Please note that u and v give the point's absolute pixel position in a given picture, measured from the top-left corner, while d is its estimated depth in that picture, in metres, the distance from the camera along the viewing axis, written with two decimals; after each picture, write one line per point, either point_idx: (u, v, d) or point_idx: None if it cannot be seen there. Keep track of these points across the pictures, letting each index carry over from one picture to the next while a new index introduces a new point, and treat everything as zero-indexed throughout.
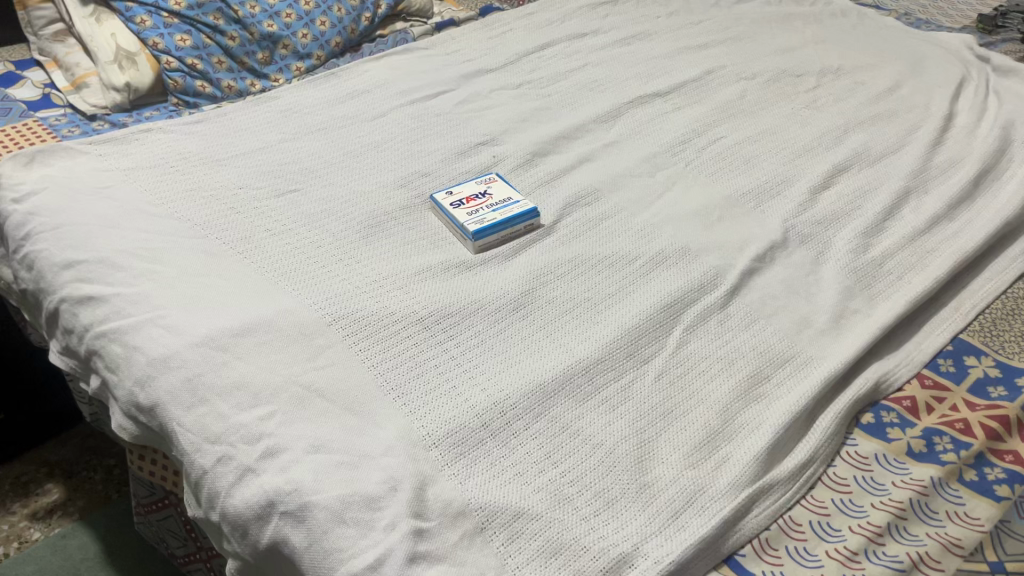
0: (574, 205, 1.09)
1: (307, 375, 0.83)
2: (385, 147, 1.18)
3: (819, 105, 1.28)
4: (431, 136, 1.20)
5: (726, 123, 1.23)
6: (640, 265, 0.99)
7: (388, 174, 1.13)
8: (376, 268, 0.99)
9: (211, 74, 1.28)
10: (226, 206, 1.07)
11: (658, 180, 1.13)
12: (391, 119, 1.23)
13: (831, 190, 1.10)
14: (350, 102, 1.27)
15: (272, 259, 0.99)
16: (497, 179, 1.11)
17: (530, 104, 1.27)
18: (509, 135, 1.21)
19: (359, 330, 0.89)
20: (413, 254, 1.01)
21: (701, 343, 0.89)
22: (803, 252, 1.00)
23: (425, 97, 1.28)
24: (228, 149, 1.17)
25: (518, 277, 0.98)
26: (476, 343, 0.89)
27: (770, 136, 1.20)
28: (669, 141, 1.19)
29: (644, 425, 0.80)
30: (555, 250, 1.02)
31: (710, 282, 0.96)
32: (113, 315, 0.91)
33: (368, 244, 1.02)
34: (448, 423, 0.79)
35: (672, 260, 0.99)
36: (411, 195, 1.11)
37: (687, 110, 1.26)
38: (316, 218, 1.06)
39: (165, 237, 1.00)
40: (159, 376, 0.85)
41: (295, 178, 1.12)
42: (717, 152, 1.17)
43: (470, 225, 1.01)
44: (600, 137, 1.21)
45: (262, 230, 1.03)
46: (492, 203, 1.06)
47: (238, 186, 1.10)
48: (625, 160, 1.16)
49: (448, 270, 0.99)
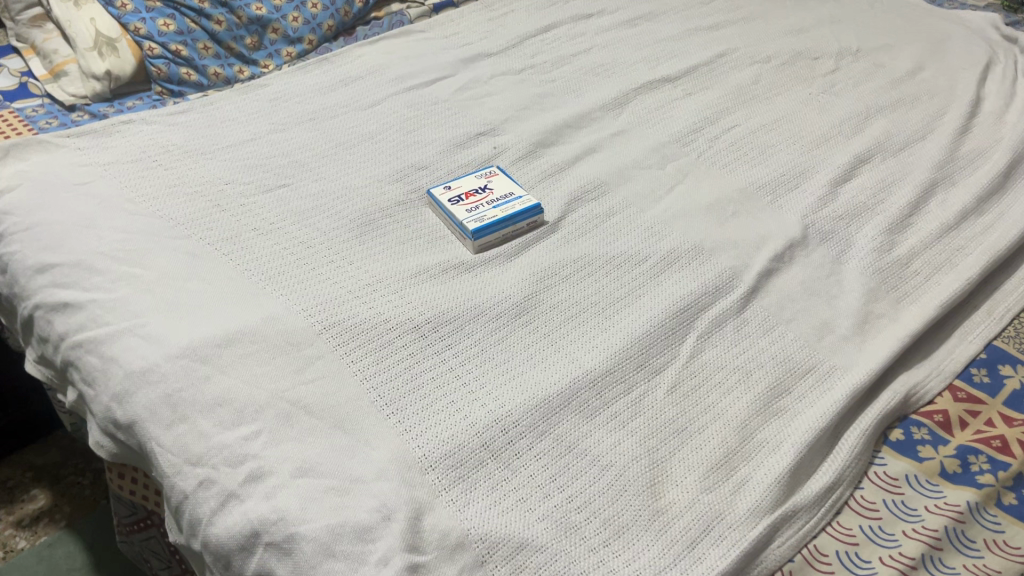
0: (579, 200, 1.02)
1: (295, 390, 0.78)
2: (379, 137, 1.12)
3: (838, 89, 1.21)
4: (428, 126, 1.14)
5: (740, 109, 1.17)
6: (651, 266, 0.93)
7: (383, 167, 1.07)
8: (370, 271, 0.93)
9: (196, 61, 1.21)
10: (210, 202, 1.01)
11: (669, 172, 1.06)
12: (386, 108, 1.17)
13: (853, 182, 1.03)
14: (343, 89, 1.20)
15: (259, 260, 0.93)
16: (499, 173, 1.05)
17: (533, 90, 1.20)
18: (511, 124, 1.14)
19: (350, 340, 0.84)
20: (409, 255, 0.95)
21: (716, 353, 0.83)
22: (823, 251, 0.94)
23: (422, 83, 1.21)
24: (213, 140, 1.10)
25: (521, 280, 0.92)
26: (475, 353, 0.83)
27: (787, 123, 1.14)
28: (680, 129, 1.13)
29: (655, 444, 0.75)
30: (559, 249, 0.96)
31: (726, 284, 0.90)
32: (90, 324, 0.86)
33: (361, 244, 0.96)
34: (445, 443, 0.74)
35: (684, 260, 0.93)
36: (407, 190, 1.05)
37: (698, 95, 1.19)
38: (307, 215, 1.00)
39: (146, 237, 0.94)
40: (137, 391, 0.79)
41: (284, 172, 1.06)
42: (731, 141, 1.11)
43: (469, 223, 0.95)
44: (606, 126, 1.14)
45: (249, 229, 0.97)
46: (493, 199, 1.00)
47: (225, 182, 1.04)
48: (633, 150, 1.10)
49: (446, 272, 0.93)
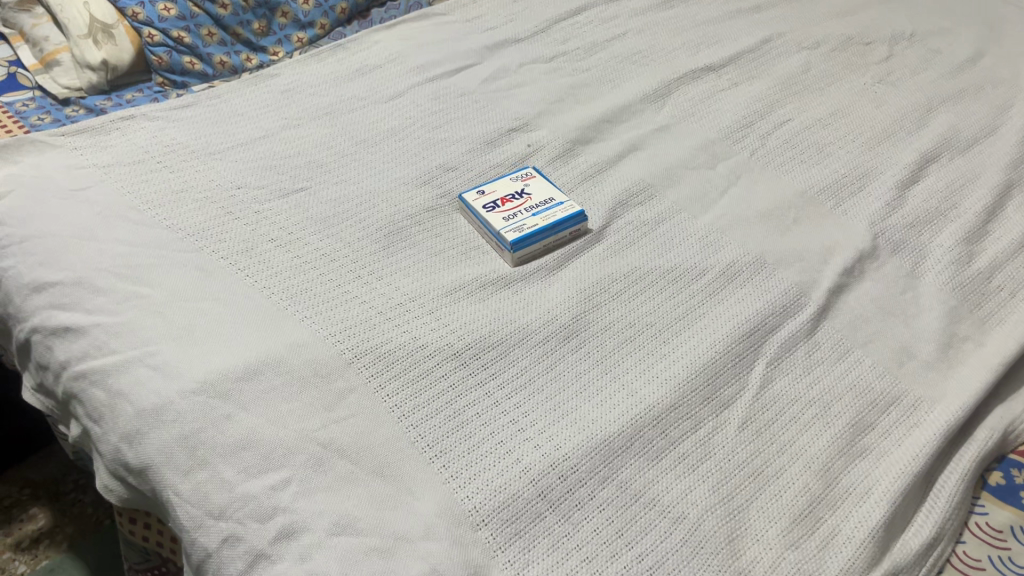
0: (624, 205, 0.94)
1: (327, 431, 0.70)
2: (403, 134, 1.03)
3: (894, 78, 1.12)
4: (455, 121, 1.05)
5: (791, 101, 1.08)
6: (710, 281, 0.85)
7: (409, 168, 0.99)
8: (401, 288, 0.84)
9: (200, 49, 1.11)
10: (222, 208, 0.92)
11: (720, 172, 0.98)
12: (408, 100, 1.08)
13: (921, 185, 0.95)
14: (360, 80, 1.11)
15: (278, 276, 0.85)
16: (536, 175, 0.96)
17: (566, 80, 1.11)
18: (544, 118, 1.06)
19: (385, 369, 0.76)
20: (443, 269, 0.87)
21: (788, 382, 0.76)
22: (896, 263, 0.86)
23: (445, 73, 1.12)
24: (221, 139, 1.01)
25: (567, 298, 0.84)
26: (522, 384, 0.75)
27: (844, 117, 1.05)
28: (729, 124, 1.04)
29: (730, 491, 0.67)
30: (606, 262, 0.88)
31: (793, 303, 0.82)
32: (94, 352, 0.77)
33: (389, 257, 0.88)
34: (497, 493, 0.66)
35: (745, 275, 0.85)
36: (435, 193, 0.96)
37: (745, 85, 1.11)
38: (328, 223, 0.92)
39: (153, 251, 0.85)
40: (150, 432, 0.71)
41: (301, 173, 0.97)
42: (785, 137, 1.02)
43: (507, 233, 0.87)
44: (648, 120, 1.06)
45: (266, 240, 0.89)
46: (532, 205, 0.91)
47: (237, 185, 0.95)
48: (679, 148, 1.01)
49: (485, 289, 0.85)
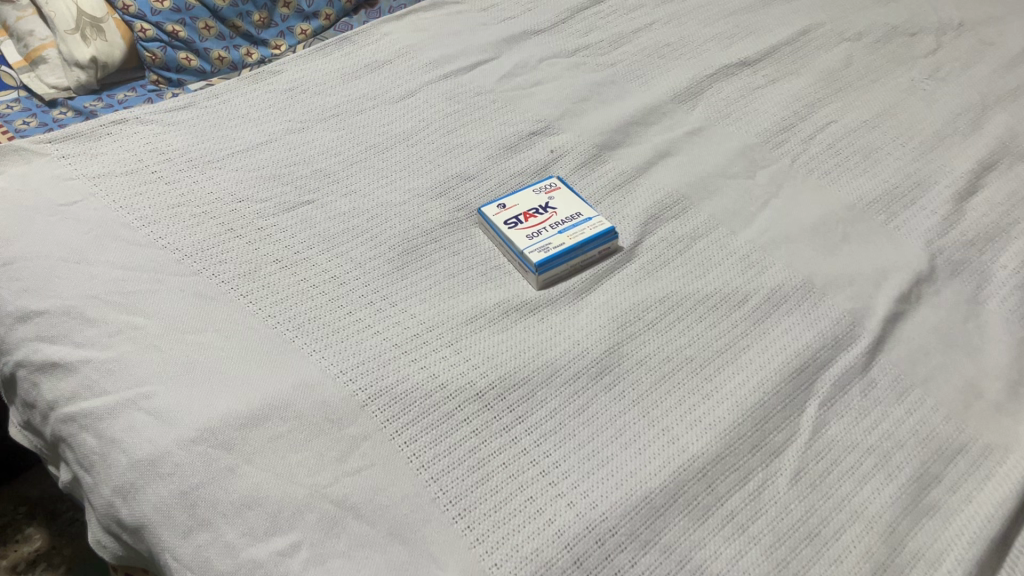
0: (657, 220, 0.87)
1: (340, 486, 0.64)
2: (416, 139, 0.96)
3: (944, 73, 1.04)
4: (472, 124, 0.97)
5: (834, 100, 1.00)
6: (754, 308, 0.78)
7: (423, 176, 0.91)
8: (416, 316, 0.78)
9: (197, 44, 1.03)
10: (222, 225, 0.85)
11: (760, 182, 0.90)
12: (421, 100, 1.00)
13: (980, 196, 0.88)
14: (369, 77, 1.03)
15: (283, 303, 0.78)
16: (561, 186, 0.89)
17: (591, 76, 1.03)
18: (568, 121, 0.98)
19: (402, 413, 0.69)
20: (463, 293, 0.80)
21: (843, 426, 0.69)
22: (955, 287, 0.79)
23: (460, 69, 1.04)
24: (221, 145, 0.94)
25: (598, 327, 0.77)
26: (552, 430, 0.69)
27: (892, 118, 0.97)
28: (768, 127, 0.96)
29: (785, 557, 0.61)
30: (639, 284, 0.81)
31: (846, 335, 0.75)
32: (84, 392, 0.71)
33: (404, 280, 0.81)
34: (529, 561, 0.60)
35: (792, 301, 0.78)
36: (452, 206, 0.89)
37: (784, 82, 1.03)
38: (337, 240, 0.85)
39: (149, 276, 0.79)
40: (146, 487, 0.65)
41: (306, 184, 0.90)
42: (829, 141, 0.94)
43: (532, 254, 0.80)
44: (680, 122, 0.98)
45: (269, 260, 0.82)
46: (557, 221, 0.84)
47: (237, 198, 0.88)
48: (715, 154, 0.93)
49: (508, 317, 0.78)
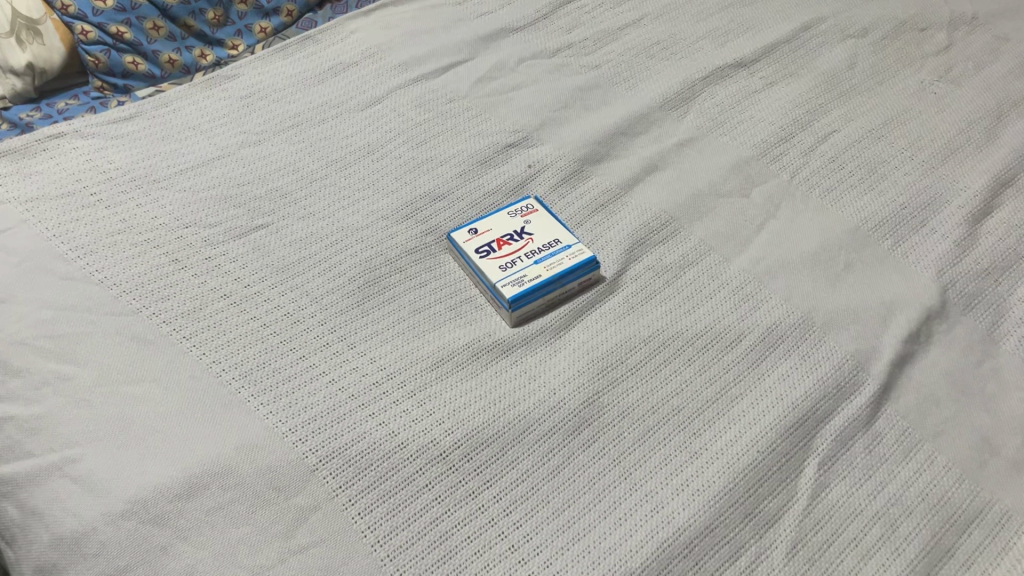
0: (643, 245, 0.80)
1: (286, 567, 0.58)
2: (382, 152, 0.88)
3: (956, 74, 0.96)
4: (443, 135, 0.89)
5: (837, 105, 0.92)
6: (748, 350, 0.71)
7: (389, 196, 0.84)
8: (377, 361, 0.71)
9: (144, 46, 0.95)
10: (166, 255, 0.77)
11: (755, 201, 0.83)
12: (388, 108, 0.92)
13: (995, 218, 0.81)
14: (332, 82, 0.95)
15: (230, 346, 0.71)
16: (538, 208, 0.81)
17: (574, 79, 0.95)
18: (547, 131, 0.90)
19: (357, 479, 0.62)
20: (430, 332, 0.73)
21: (845, 490, 0.63)
22: (968, 325, 0.73)
23: (432, 72, 0.96)
24: (168, 161, 0.86)
25: (577, 372, 0.70)
26: (523, 497, 0.62)
27: (900, 126, 0.90)
28: (764, 138, 0.89)
29: None
30: (622, 320, 0.74)
31: (849, 381, 0.68)
32: (6, 455, 0.64)
33: (364, 318, 0.74)
34: None
35: (789, 341, 0.71)
36: (419, 230, 0.81)
37: (782, 86, 0.95)
38: (293, 271, 0.77)
39: (81, 316, 0.71)
40: (70, 568, 0.58)
41: (261, 206, 0.82)
42: (831, 154, 0.87)
43: (504, 288, 0.73)
44: (669, 132, 0.90)
45: (216, 295, 0.75)
46: (533, 249, 0.77)
47: (184, 224, 0.80)
48: (707, 170, 0.86)
49: (478, 360, 0.71)
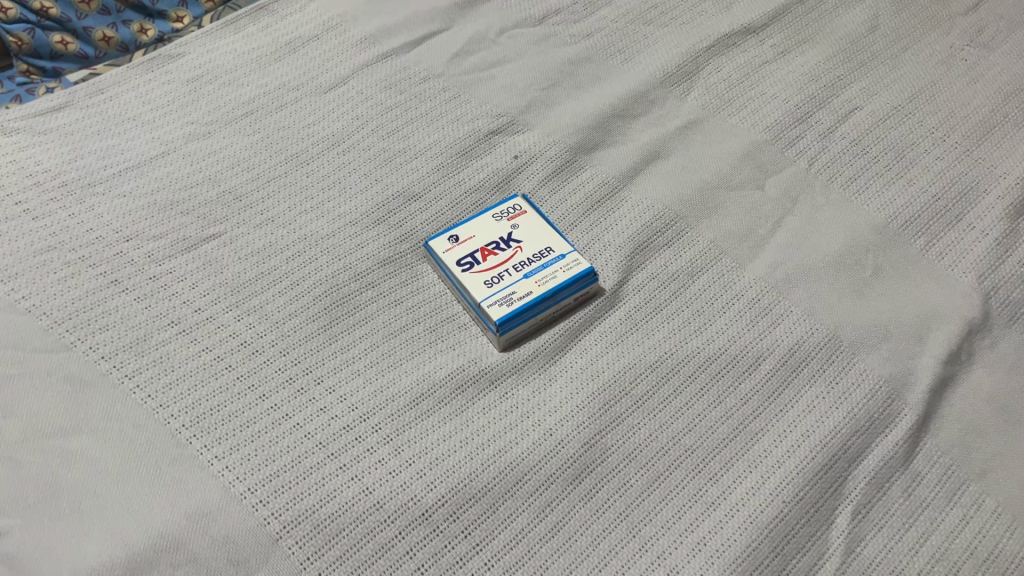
0: (646, 250, 0.71)
1: None
2: (349, 143, 0.78)
3: (988, 37, 0.86)
4: (417, 122, 0.79)
5: (859, 78, 0.82)
6: (768, 377, 0.63)
7: (358, 196, 0.74)
8: (348, 399, 0.62)
9: (73, 22, 0.83)
10: (104, 275, 0.68)
11: (770, 195, 0.74)
12: (355, 90, 0.82)
13: None
14: (291, 59, 0.84)
15: (180, 386, 0.62)
16: (527, 209, 0.72)
17: (563, 52, 0.85)
18: (535, 115, 0.80)
19: (328, 549, 0.55)
20: (408, 360, 0.64)
21: (883, 544, 0.55)
22: (1013, 340, 0.65)
23: (403, 46, 0.85)
24: (104, 161, 0.75)
25: (576, 408, 0.61)
26: (519, 563, 0.55)
27: (929, 101, 0.80)
28: (778, 118, 0.79)
29: None
30: (626, 342, 0.65)
31: (884, 412, 0.60)
32: None
33: (333, 346, 0.65)
34: None
35: (815, 365, 0.63)
36: (393, 236, 0.72)
37: (796, 56, 0.85)
38: (251, 290, 0.68)
39: (5, 355, 0.62)
40: None
41: (212, 212, 0.72)
42: (853, 136, 0.77)
43: (490, 310, 0.64)
44: (671, 113, 0.80)
45: (163, 323, 0.65)
46: (522, 260, 0.68)
47: (124, 236, 0.70)
48: (715, 158, 0.76)
49: (463, 395, 0.63)
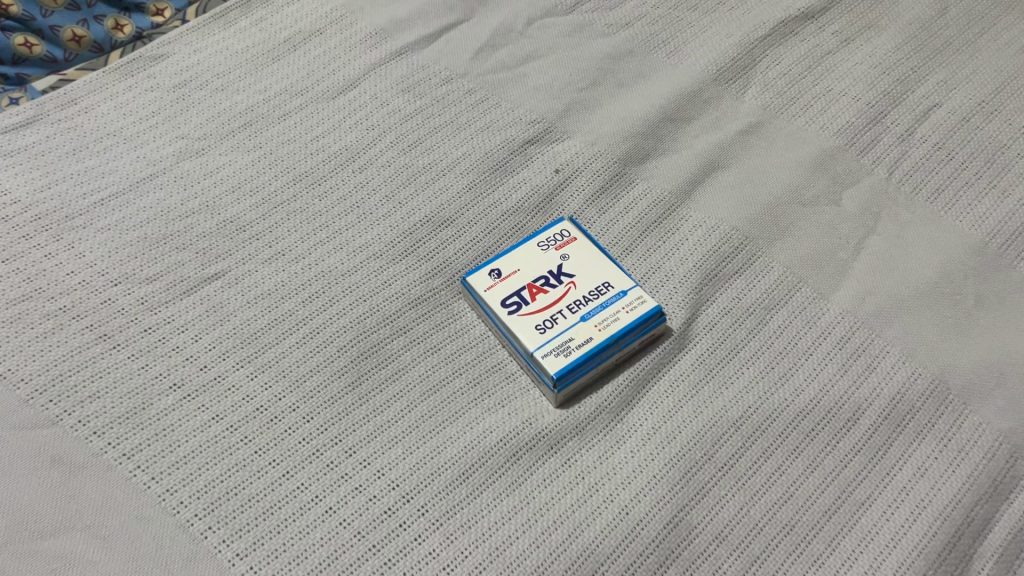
0: (715, 279, 0.62)
1: None
2: (365, 159, 0.68)
3: None
4: (442, 132, 0.69)
5: (934, 69, 0.73)
6: (871, 434, 0.55)
7: (380, 223, 0.64)
8: (387, 475, 0.53)
9: (38, 21, 0.72)
10: (90, 328, 0.58)
11: (849, 210, 0.65)
12: (367, 94, 0.71)
13: None
14: (292, 59, 0.73)
15: (188, 466, 0.53)
16: (577, 234, 0.62)
17: (601, 44, 0.75)
18: (574, 119, 0.71)
19: None
20: (453, 422, 0.56)
21: None
22: None
23: (419, 41, 0.75)
24: (83, 187, 0.65)
25: (653, 479, 0.53)
26: None
27: (1015, 96, 0.71)
28: (850, 119, 0.70)
29: None
30: (702, 393, 0.57)
31: (1007, 476, 0.53)
32: None
33: (364, 408, 0.56)
34: None
35: (922, 418, 0.55)
36: (424, 270, 0.62)
37: (862, 44, 0.75)
38: (264, 342, 0.59)
39: None
40: None
41: (213, 247, 0.63)
42: (936, 139, 0.69)
43: (545, 363, 0.55)
44: (729, 114, 0.71)
45: (164, 387, 0.56)
46: (577, 300, 0.58)
47: (111, 279, 0.60)
48: (783, 167, 0.68)
49: (521, 464, 0.54)
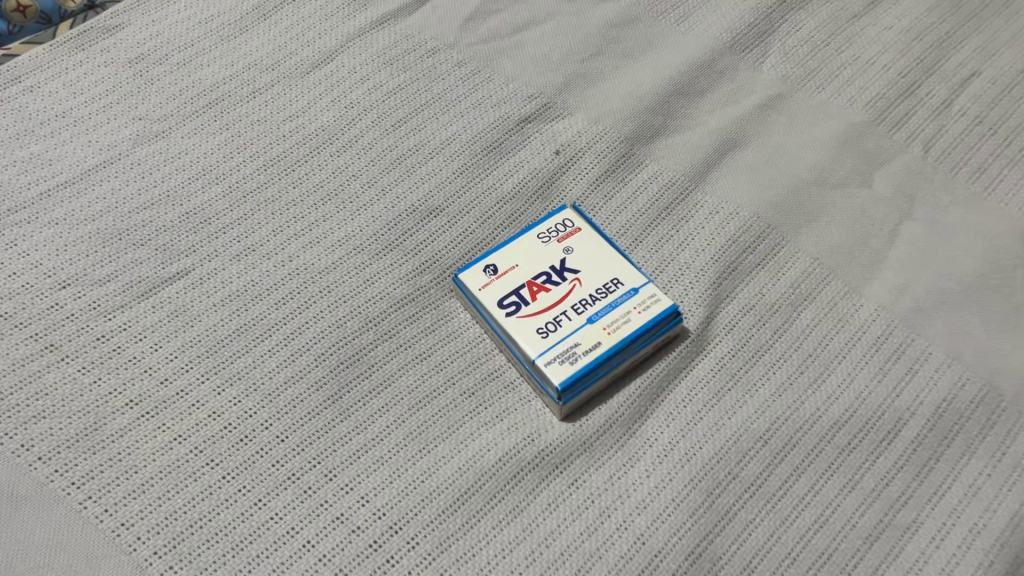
0: (735, 272, 0.55)
1: None
2: (344, 141, 0.61)
3: None
4: (429, 110, 0.63)
5: (971, 32, 0.67)
6: (915, 449, 0.49)
7: (361, 213, 0.58)
8: (373, 503, 0.47)
9: None
10: (36, 338, 0.51)
11: (882, 192, 0.59)
12: (345, 68, 0.64)
13: None
14: (261, 29, 0.66)
15: (146, 496, 0.47)
16: (581, 223, 0.55)
17: (604, 10, 0.68)
18: (575, 94, 0.64)
19: None
20: (446, 440, 0.49)
21: None
22: None
23: (402, 8, 0.67)
24: (29, 176, 0.58)
25: (673, 502, 0.47)
26: None
27: None
28: (880, 91, 0.63)
29: None
30: (725, 402, 0.51)
31: None
32: None
33: (346, 425, 0.50)
34: None
35: (971, 430, 0.49)
36: (412, 265, 0.56)
37: (890, 6, 0.68)
38: (232, 350, 0.52)
39: None
40: None
41: (174, 242, 0.56)
42: (975, 112, 0.62)
43: (549, 373, 0.49)
44: (746, 86, 0.64)
45: (119, 404, 0.50)
46: (583, 299, 0.52)
47: (60, 281, 0.54)
48: (808, 145, 0.61)
49: (523, 487, 0.48)
